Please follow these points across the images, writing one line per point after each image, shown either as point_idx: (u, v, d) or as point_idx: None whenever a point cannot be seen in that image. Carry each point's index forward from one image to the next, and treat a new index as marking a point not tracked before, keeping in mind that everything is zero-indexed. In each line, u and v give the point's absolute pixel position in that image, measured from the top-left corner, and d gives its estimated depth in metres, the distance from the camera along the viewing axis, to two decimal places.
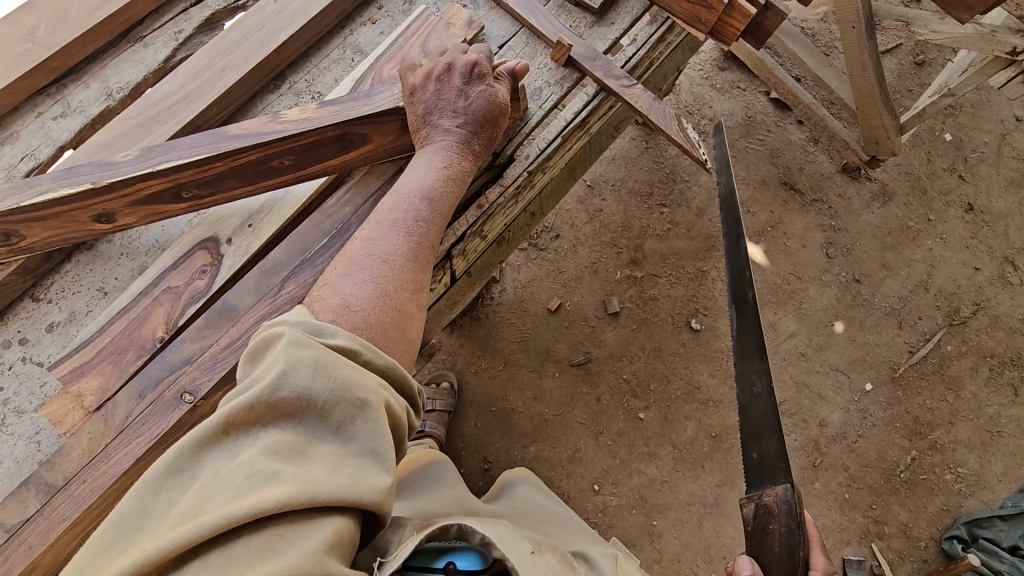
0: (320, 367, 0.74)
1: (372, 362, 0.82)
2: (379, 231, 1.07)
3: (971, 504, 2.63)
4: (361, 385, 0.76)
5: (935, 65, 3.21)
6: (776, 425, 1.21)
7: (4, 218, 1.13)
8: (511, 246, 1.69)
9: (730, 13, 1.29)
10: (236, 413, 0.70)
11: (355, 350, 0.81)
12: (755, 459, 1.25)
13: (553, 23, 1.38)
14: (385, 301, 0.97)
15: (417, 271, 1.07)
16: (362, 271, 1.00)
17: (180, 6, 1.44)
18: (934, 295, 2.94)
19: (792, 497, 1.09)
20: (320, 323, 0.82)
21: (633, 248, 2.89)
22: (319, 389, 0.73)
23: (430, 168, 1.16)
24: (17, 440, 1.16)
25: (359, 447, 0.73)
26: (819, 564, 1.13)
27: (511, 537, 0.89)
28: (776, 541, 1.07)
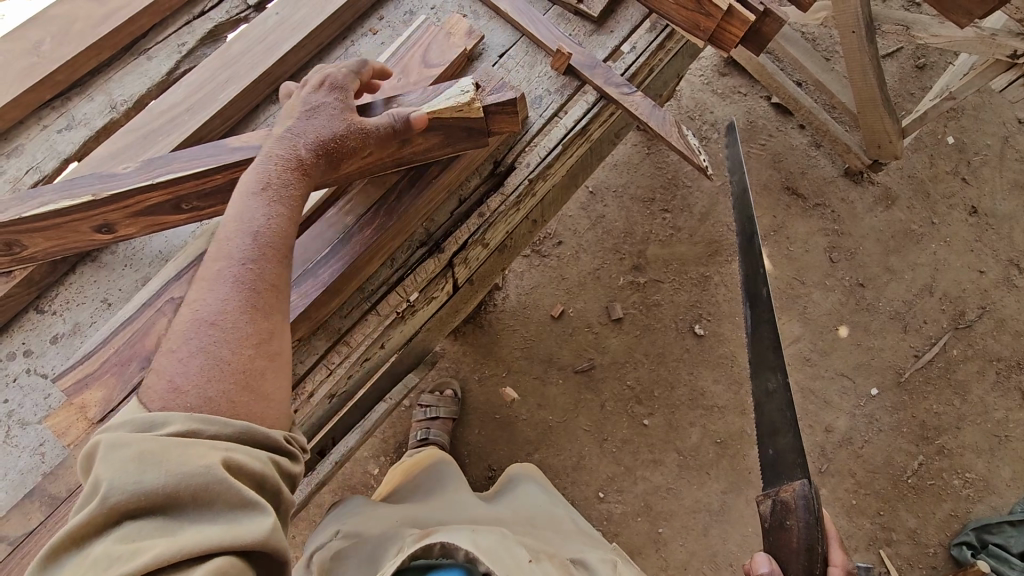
0: (146, 458, 0.72)
1: (216, 434, 0.79)
2: (206, 287, 0.93)
3: (979, 510, 2.61)
4: (204, 453, 0.75)
5: (937, 68, 3.20)
6: (792, 421, 1.20)
7: (6, 229, 1.14)
8: (514, 252, 1.69)
9: (729, 20, 1.29)
10: (80, 524, 0.70)
11: (193, 429, 0.78)
12: (772, 455, 1.25)
13: (552, 32, 1.39)
14: (221, 369, 0.86)
15: (268, 317, 0.93)
16: (185, 342, 0.88)
17: (184, 19, 1.46)
18: (939, 299, 2.93)
19: (810, 492, 1.07)
20: (150, 415, 0.79)
21: (636, 254, 2.89)
22: (153, 478, 0.72)
23: (254, 201, 0.99)
24: (22, 452, 1.17)
25: (224, 505, 0.74)
26: (840, 560, 1.10)
27: (493, 547, 0.99)
28: (793, 537, 1.06)
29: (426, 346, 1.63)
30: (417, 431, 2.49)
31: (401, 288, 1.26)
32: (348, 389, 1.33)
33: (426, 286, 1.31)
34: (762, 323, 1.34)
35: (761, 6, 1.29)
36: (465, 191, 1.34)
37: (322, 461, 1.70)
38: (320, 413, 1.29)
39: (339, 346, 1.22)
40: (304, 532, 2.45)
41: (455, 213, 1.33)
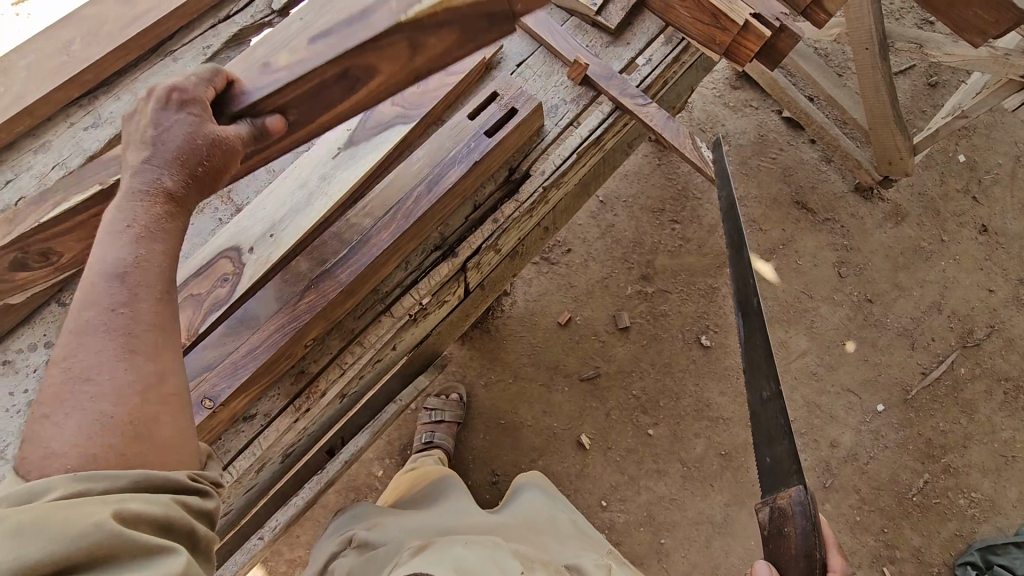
0: (22, 532, 0.63)
1: (107, 488, 0.70)
2: (68, 342, 0.78)
3: (984, 530, 2.62)
4: (90, 512, 0.66)
5: (949, 86, 3.22)
6: (785, 427, 1.20)
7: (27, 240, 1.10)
8: (524, 259, 1.70)
9: (744, 35, 1.31)
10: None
11: (78, 491, 0.68)
12: (768, 463, 1.25)
13: (569, 42, 1.41)
14: (102, 426, 0.73)
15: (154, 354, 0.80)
16: (56, 404, 0.74)
17: (209, 22, 1.49)
18: (947, 317, 2.92)
19: (806, 498, 1.07)
20: (19, 488, 0.68)
21: (644, 264, 2.90)
22: (35, 551, 0.63)
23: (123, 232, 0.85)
24: None
25: (127, 558, 0.68)
26: (838, 564, 1.10)
27: (473, 568, 1.03)
28: (792, 543, 1.06)
29: (435, 350, 1.64)
30: (421, 434, 2.50)
31: (415, 291, 1.28)
32: (359, 389, 1.34)
33: (439, 290, 1.31)
34: (755, 333, 1.33)
35: (776, 22, 1.31)
36: (481, 197, 1.35)
37: (330, 461, 1.68)
38: (329, 414, 1.30)
39: (353, 347, 1.23)
40: (309, 532, 2.46)
41: (469, 219, 1.35)
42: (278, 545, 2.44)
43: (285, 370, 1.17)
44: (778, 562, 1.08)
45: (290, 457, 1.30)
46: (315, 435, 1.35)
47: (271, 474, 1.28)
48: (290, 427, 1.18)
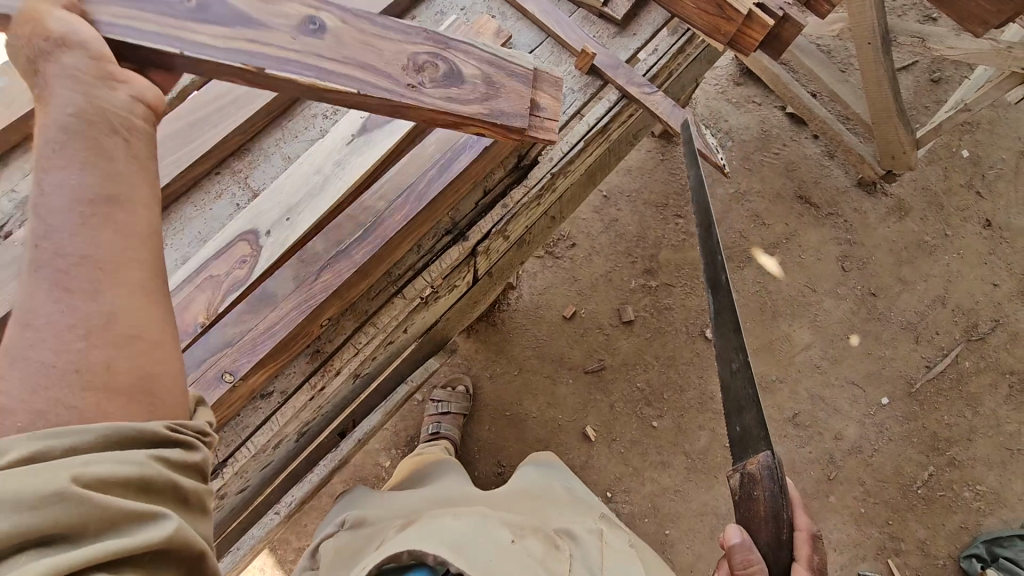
0: None
1: (69, 443, 0.61)
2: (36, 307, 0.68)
3: (990, 523, 2.65)
4: (50, 479, 0.57)
5: (952, 82, 3.24)
6: (753, 397, 1.20)
7: None
8: (531, 249, 1.74)
9: (749, 24, 1.35)
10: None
11: (23, 454, 0.58)
12: (738, 431, 1.26)
13: (576, 32, 1.45)
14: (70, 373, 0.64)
15: (126, 282, 0.70)
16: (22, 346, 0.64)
17: None
18: (951, 311, 2.94)
19: (773, 462, 1.09)
20: None
21: (648, 258, 2.93)
22: None
23: (75, 158, 0.72)
24: None
25: (99, 520, 0.60)
26: (804, 523, 1.10)
27: (465, 543, 1.05)
28: (761, 505, 1.09)
29: (444, 336, 1.67)
30: (428, 424, 2.53)
31: (427, 274, 1.31)
32: (372, 369, 1.38)
33: (450, 273, 1.35)
34: (722, 309, 1.34)
35: (779, 11, 1.34)
36: (490, 183, 1.39)
37: (342, 442, 1.70)
38: (342, 393, 1.34)
39: (367, 327, 1.27)
40: (316, 520, 2.49)
41: (479, 204, 1.39)
42: (287, 533, 2.47)
43: (301, 349, 1.20)
44: (751, 525, 1.10)
45: (305, 436, 1.35)
46: (329, 416, 1.39)
47: (286, 452, 1.33)
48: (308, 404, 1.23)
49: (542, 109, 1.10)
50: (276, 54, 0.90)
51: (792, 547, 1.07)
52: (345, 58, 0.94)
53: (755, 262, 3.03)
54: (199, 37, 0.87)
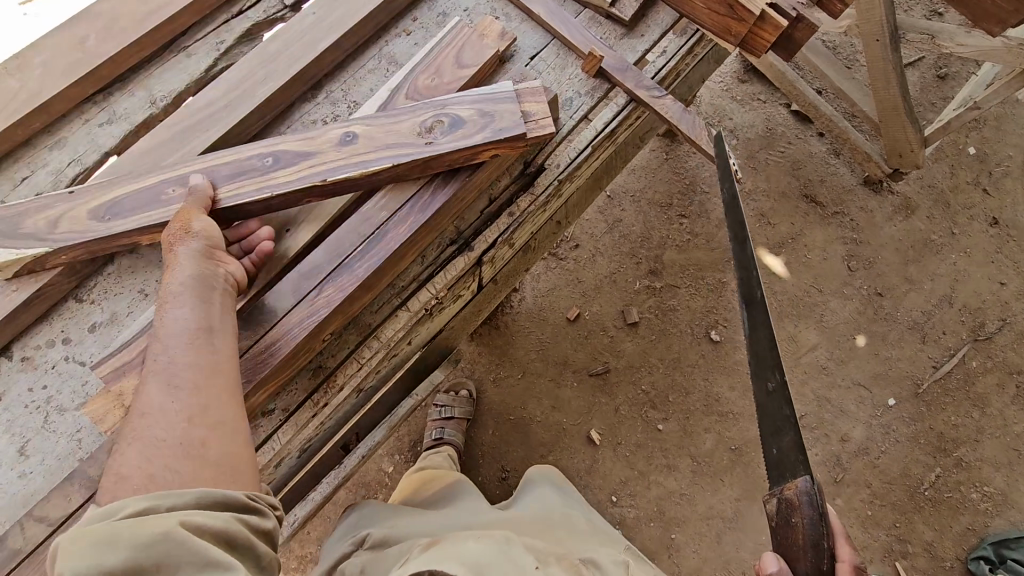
0: (103, 543, 0.73)
1: (183, 503, 0.80)
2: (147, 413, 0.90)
3: (998, 524, 2.63)
4: (159, 523, 0.76)
5: (958, 78, 3.20)
6: (790, 419, 1.19)
7: (119, 242, 1.15)
8: (538, 254, 1.69)
9: (761, 24, 1.31)
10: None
11: (154, 507, 0.78)
12: (775, 454, 1.25)
13: (583, 34, 1.40)
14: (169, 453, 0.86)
15: (216, 384, 0.94)
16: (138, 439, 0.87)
17: (221, 17, 1.42)
18: (958, 310, 2.91)
19: (813, 487, 1.06)
20: (108, 507, 0.79)
21: (652, 259, 2.89)
22: (119, 558, 0.73)
23: (189, 299, 1.00)
24: (59, 437, 1.12)
25: (190, 568, 0.75)
26: (846, 554, 1.05)
27: (484, 568, 1.01)
28: (799, 532, 1.05)
29: (450, 344, 1.63)
30: (432, 430, 2.51)
31: (431, 286, 1.27)
32: (375, 383, 1.35)
33: (455, 284, 1.32)
34: (759, 328, 1.32)
35: (794, 11, 1.29)
36: (496, 191, 1.35)
37: (346, 456, 1.67)
38: (346, 408, 1.31)
39: (371, 341, 1.23)
40: (320, 528, 2.47)
41: (485, 211, 1.35)
42: (289, 541, 2.45)
43: (302, 366, 1.17)
44: (789, 556, 1.06)
45: (307, 452, 1.32)
46: (331, 430, 1.36)
47: (289, 468, 1.30)
48: (311, 420, 1.20)
49: (532, 114, 1.23)
50: (323, 166, 1.17)
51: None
52: (375, 149, 1.18)
53: (759, 262, 3.00)
54: (283, 174, 1.17)
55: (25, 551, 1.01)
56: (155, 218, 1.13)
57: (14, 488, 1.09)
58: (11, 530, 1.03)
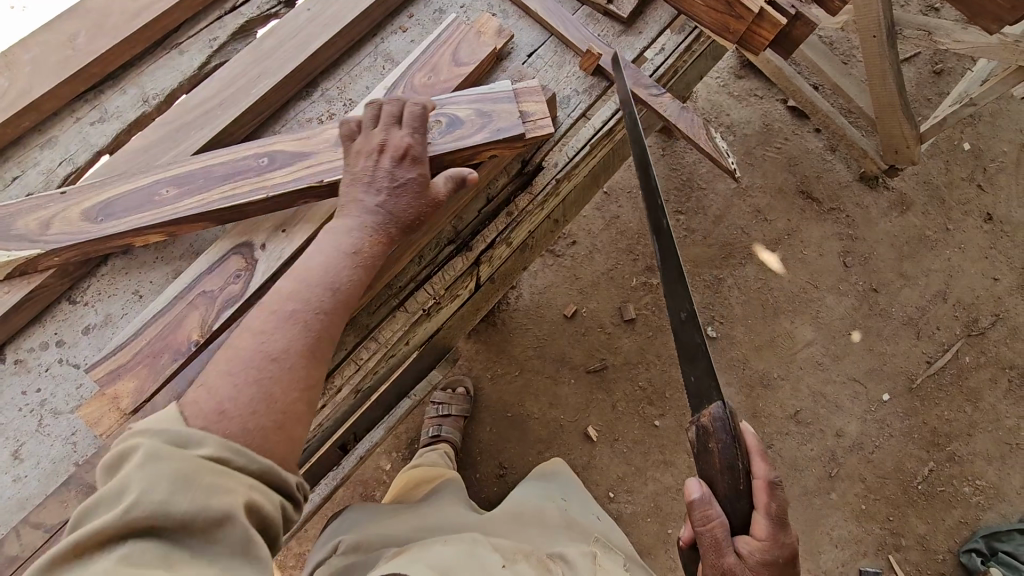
0: (179, 480, 0.72)
1: (245, 468, 0.79)
2: (262, 331, 0.91)
3: (989, 517, 2.66)
4: (222, 486, 0.74)
5: (954, 74, 3.20)
6: (701, 345, 1.17)
7: (112, 243, 1.14)
8: (535, 251, 1.68)
9: (760, 23, 1.30)
10: (86, 537, 0.68)
11: (223, 456, 0.78)
12: (693, 381, 1.21)
13: (582, 32, 1.39)
14: (267, 402, 0.86)
15: (316, 340, 0.94)
16: (242, 369, 0.87)
17: (214, 13, 1.39)
18: (952, 305, 2.93)
19: (724, 413, 1.07)
20: (185, 430, 0.78)
21: (650, 255, 2.89)
22: (180, 505, 0.71)
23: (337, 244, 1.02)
24: (54, 441, 1.11)
25: (225, 553, 0.72)
26: (762, 470, 1.07)
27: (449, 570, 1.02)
28: (716, 458, 1.08)
29: (447, 343, 1.62)
30: (428, 428, 2.51)
31: (429, 286, 1.27)
32: (373, 383, 1.35)
33: (452, 283, 1.31)
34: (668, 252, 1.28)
35: (792, 10, 1.30)
36: (493, 190, 1.34)
37: (345, 456, 1.66)
38: (343, 408, 1.31)
39: (368, 342, 1.22)
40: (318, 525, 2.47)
41: (483, 210, 1.34)
42: (288, 539, 2.45)
43: None
44: (710, 479, 1.10)
45: (304, 453, 1.32)
46: (329, 431, 1.36)
47: None
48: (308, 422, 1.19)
49: (531, 114, 1.22)
50: (322, 165, 1.16)
51: (750, 495, 1.08)
52: None
53: (756, 258, 2.99)
54: (281, 176, 1.15)
55: (22, 557, 1.00)
56: (150, 219, 1.12)
57: (8, 492, 1.09)
58: (7, 536, 1.02)
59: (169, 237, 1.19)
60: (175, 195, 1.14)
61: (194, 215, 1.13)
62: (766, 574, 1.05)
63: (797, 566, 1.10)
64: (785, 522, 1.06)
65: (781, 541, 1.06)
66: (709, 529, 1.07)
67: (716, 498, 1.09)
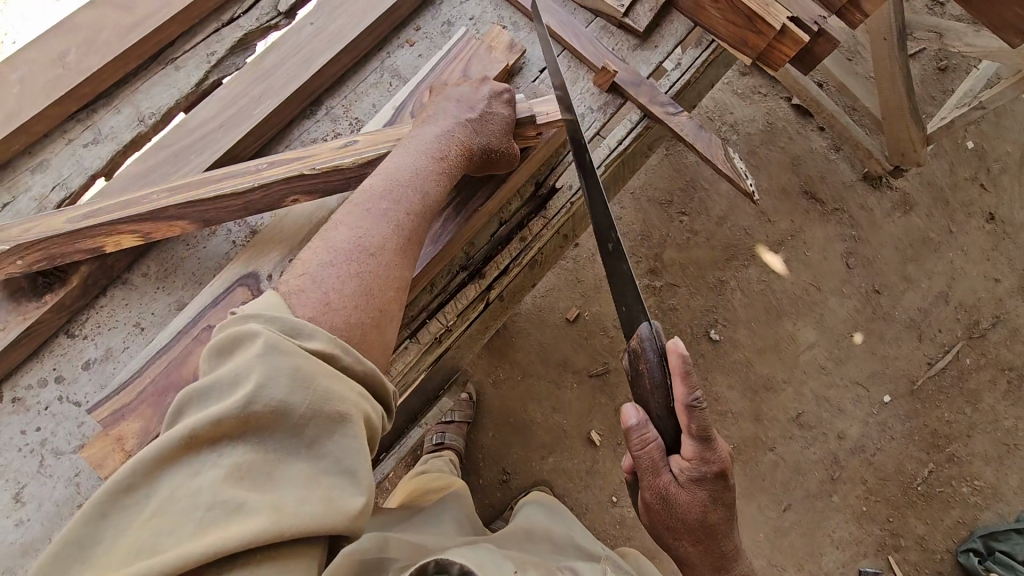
0: (298, 378, 0.76)
1: (350, 368, 0.83)
2: (367, 219, 0.99)
3: (986, 517, 2.70)
4: (334, 396, 0.78)
5: (958, 72, 3.17)
6: (627, 275, 1.10)
7: (90, 235, 1.06)
8: (545, 267, 1.65)
9: (782, 39, 1.25)
10: (202, 426, 0.72)
11: (331, 353, 0.81)
12: (625, 312, 1.20)
13: (596, 47, 1.33)
14: (369, 299, 0.92)
15: (408, 239, 1.02)
16: (342, 263, 0.94)
17: (211, 25, 1.32)
18: (954, 307, 2.93)
19: (653, 333, 1.08)
20: (293, 321, 0.83)
21: (653, 257, 2.96)
22: (298, 405, 0.75)
23: (421, 152, 1.07)
24: (56, 482, 1.09)
25: (330, 466, 0.77)
26: (682, 392, 1.01)
27: (484, 563, 1.03)
28: (648, 378, 1.09)
29: (455, 364, 1.59)
30: (432, 435, 2.49)
31: (442, 315, 1.25)
32: None
33: (463, 311, 1.27)
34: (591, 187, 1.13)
35: (815, 26, 1.25)
36: (506, 214, 1.30)
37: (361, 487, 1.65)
38: None
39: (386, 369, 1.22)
40: None
41: (496, 236, 1.30)
42: None
43: None
44: (644, 401, 1.11)
45: None
46: None
47: None
48: None
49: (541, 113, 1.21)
50: (324, 156, 1.11)
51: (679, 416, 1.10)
52: (376, 143, 1.13)
53: (759, 260, 2.97)
54: (277, 171, 1.10)
55: None
56: (130, 214, 1.06)
57: (12, 536, 1.07)
58: None
59: (145, 241, 1.11)
60: (161, 189, 1.08)
61: (176, 207, 1.07)
62: (697, 487, 1.09)
63: (732, 477, 1.12)
64: (709, 438, 1.05)
65: (708, 458, 1.07)
66: (646, 452, 1.09)
67: (653, 419, 1.11)
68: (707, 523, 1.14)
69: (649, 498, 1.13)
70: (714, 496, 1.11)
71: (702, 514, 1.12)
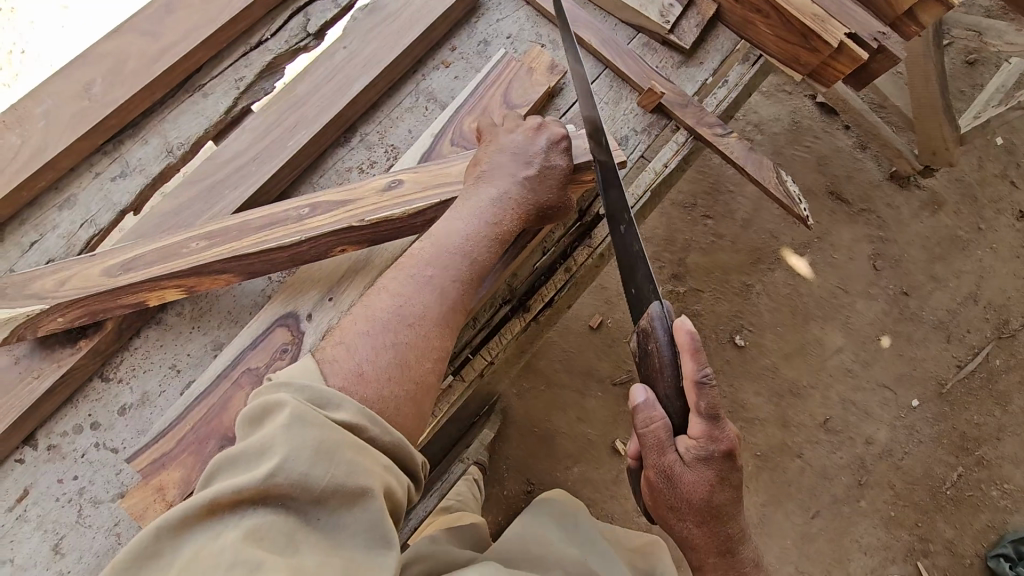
0: (321, 451, 0.74)
1: (379, 441, 0.81)
2: (409, 285, 0.96)
3: (1016, 520, 2.66)
4: (358, 468, 0.76)
5: (988, 64, 3.08)
6: (638, 254, 1.00)
7: (133, 291, 1.04)
8: (584, 286, 1.59)
9: (836, 57, 1.19)
10: (224, 494, 0.71)
11: (360, 425, 0.80)
12: (634, 294, 1.09)
13: (641, 67, 1.27)
14: (404, 372, 0.90)
15: (450, 306, 0.98)
16: (381, 332, 0.91)
17: (238, 49, 1.27)
18: (983, 308, 2.87)
19: (664, 312, 0.98)
20: (327, 391, 0.81)
21: (676, 262, 2.90)
22: (320, 477, 0.73)
23: (469, 211, 1.03)
24: (97, 532, 1.08)
25: (350, 534, 0.75)
26: (691, 368, 0.94)
27: None
28: (656, 358, 1.00)
29: (489, 389, 1.55)
30: None
31: (486, 352, 1.24)
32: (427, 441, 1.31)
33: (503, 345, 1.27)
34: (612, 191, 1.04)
35: (874, 42, 1.19)
36: (550, 243, 1.24)
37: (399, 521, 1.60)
38: None
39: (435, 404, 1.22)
40: None
41: (538, 267, 1.26)
42: None
43: None
44: (652, 380, 1.04)
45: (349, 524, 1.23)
46: None
47: None
48: None
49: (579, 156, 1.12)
50: (375, 205, 1.06)
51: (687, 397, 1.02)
52: (424, 192, 1.08)
53: (784, 263, 2.91)
54: (320, 222, 1.05)
55: None
56: (170, 269, 1.02)
57: None
58: None
59: (189, 292, 1.09)
60: (200, 240, 1.04)
61: (219, 263, 1.03)
62: (704, 468, 1.01)
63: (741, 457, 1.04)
64: (719, 417, 0.97)
65: (715, 436, 0.99)
66: (651, 432, 1.02)
67: (660, 399, 1.04)
68: (714, 505, 1.05)
69: (652, 479, 1.05)
70: (721, 477, 1.03)
71: (708, 494, 1.04)
